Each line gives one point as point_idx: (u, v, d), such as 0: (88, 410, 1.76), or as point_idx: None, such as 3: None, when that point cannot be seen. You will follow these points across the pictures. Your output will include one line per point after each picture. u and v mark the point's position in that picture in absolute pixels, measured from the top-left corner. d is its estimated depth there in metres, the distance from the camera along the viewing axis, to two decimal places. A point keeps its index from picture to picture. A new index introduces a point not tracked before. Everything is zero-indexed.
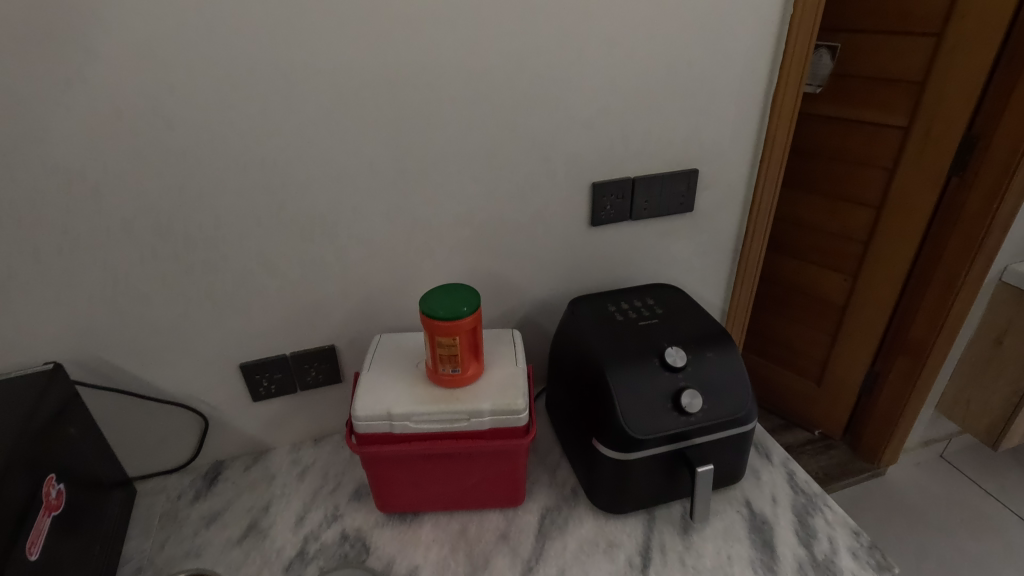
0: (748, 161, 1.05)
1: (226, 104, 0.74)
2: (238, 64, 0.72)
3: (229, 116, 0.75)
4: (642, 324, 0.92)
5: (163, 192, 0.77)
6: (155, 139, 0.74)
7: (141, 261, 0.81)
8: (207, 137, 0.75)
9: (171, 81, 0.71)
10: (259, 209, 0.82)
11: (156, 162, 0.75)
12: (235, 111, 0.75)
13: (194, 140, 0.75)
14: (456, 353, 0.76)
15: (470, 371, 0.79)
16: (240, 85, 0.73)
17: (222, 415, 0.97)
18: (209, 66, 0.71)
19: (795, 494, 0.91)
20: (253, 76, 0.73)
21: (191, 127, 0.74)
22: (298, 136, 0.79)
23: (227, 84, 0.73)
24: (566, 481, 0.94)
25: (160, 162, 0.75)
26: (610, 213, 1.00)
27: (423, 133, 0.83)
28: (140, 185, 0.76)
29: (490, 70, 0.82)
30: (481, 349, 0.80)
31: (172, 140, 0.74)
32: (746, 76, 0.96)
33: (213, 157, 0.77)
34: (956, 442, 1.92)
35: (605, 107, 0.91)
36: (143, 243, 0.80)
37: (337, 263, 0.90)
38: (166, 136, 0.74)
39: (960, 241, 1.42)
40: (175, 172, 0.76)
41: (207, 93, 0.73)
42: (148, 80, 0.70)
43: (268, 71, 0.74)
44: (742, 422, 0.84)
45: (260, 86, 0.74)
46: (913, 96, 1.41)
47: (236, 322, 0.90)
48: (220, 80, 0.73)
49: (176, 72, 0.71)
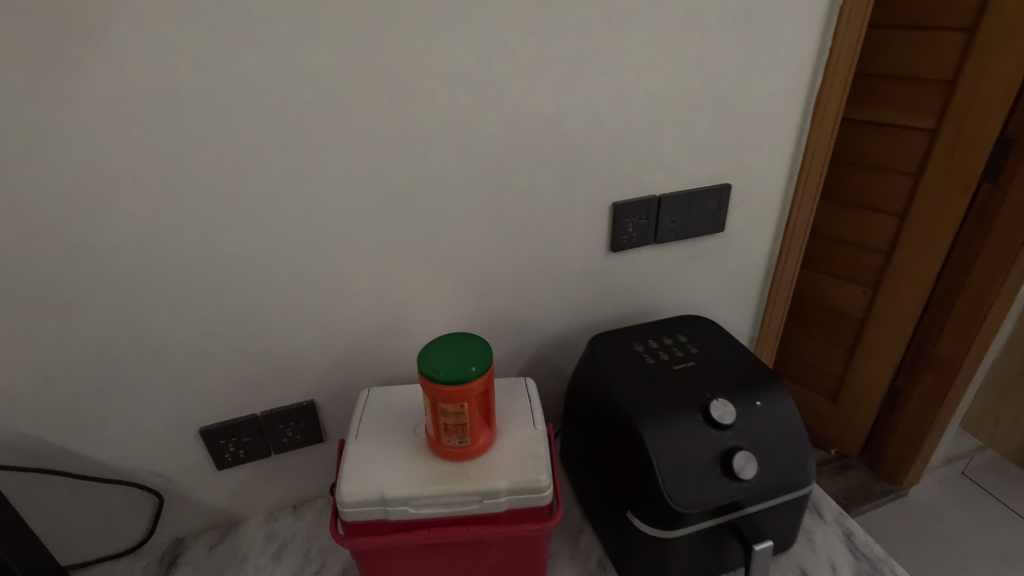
0: (785, 174, 0.92)
1: (172, 120, 0.59)
2: (185, 71, 0.58)
3: (176, 134, 0.60)
4: (676, 368, 0.79)
5: (95, 229, 0.62)
6: (83, 164, 0.59)
7: (71, 314, 0.65)
8: (149, 162, 0.61)
9: (101, 92, 0.56)
10: (219, 246, 0.67)
11: (84, 193, 0.60)
12: (183, 130, 0.60)
13: (132, 165, 0.60)
14: (464, 421, 0.62)
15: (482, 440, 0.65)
16: (187, 98, 0.59)
17: (181, 488, 0.81)
18: (150, 73, 0.57)
19: (857, 561, 0.79)
20: (206, 86, 0.59)
21: (127, 150, 0.59)
22: (265, 158, 0.64)
23: (171, 97, 0.58)
24: (592, 551, 0.81)
25: (89, 193, 0.60)
26: (632, 236, 0.87)
27: (418, 151, 0.70)
28: (64, 222, 0.61)
29: (496, 75, 0.69)
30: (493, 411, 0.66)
31: (104, 165, 0.59)
32: (787, 78, 0.83)
33: (158, 185, 0.62)
34: (978, 459, 1.83)
35: (628, 116, 0.78)
36: (72, 292, 0.64)
37: (316, 306, 0.75)
38: (96, 161, 0.59)
39: (994, 252, 1.32)
40: (109, 205, 0.61)
41: (148, 106, 0.58)
42: (72, 91, 0.56)
43: (223, 79, 0.59)
44: (800, 485, 0.72)
45: (215, 98, 0.60)
46: (941, 96, 1.30)
47: (195, 380, 0.74)
48: (163, 90, 0.58)
49: (104, 84, 0.56)
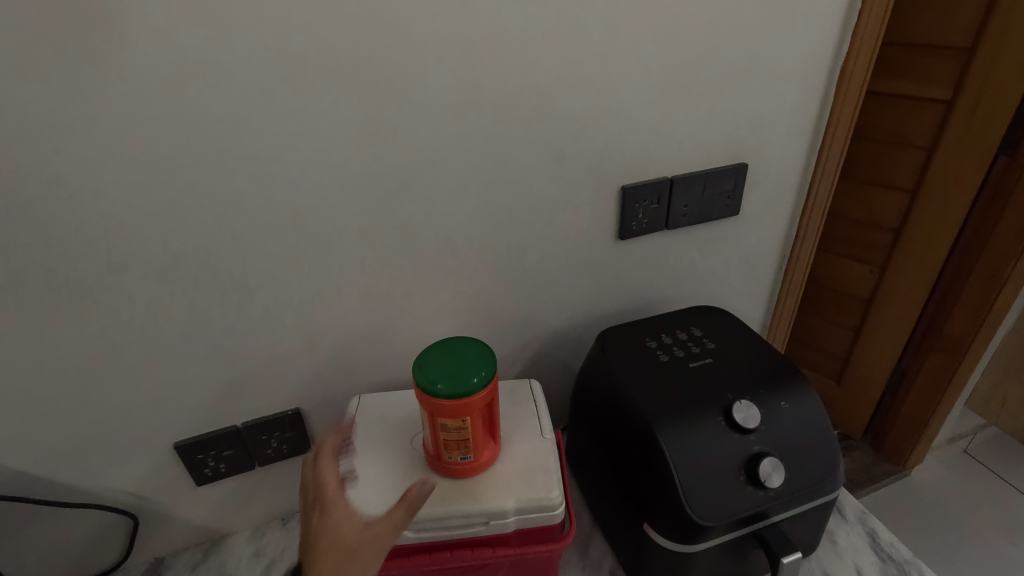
0: (804, 151, 0.86)
1: (117, 101, 0.51)
2: (133, 44, 0.49)
3: (127, 119, 0.52)
4: (693, 366, 0.73)
5: (38, 231, 0.54)
6: (16, 156, 0.51)
7: (18, 326, 0.58)
8: (97, 151, 0.53)
9: (30, 68, 0.48)
10: (183, 244, 0.59)
11: (22, 190, 0.52)
12: (134, 114, 0.52)
13: (76, 156, 0.52)
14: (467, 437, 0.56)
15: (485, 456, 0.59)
16: (136, 75, 0.51)
17: (158, 506, 0.75)
18: (90, 46, 0.49)
19: (884, 564, 0.75)
20: (157, 60, 0.51)
21: (69, 138, 0.51)
22: (232, 142, 0.56)
23: (117, 75, 0.50)
24: (603, 561, 0.76)
25: (27, 187, 0.52)
26: (642, 222, 0.80)
27: (407, 133, 0.62)
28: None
29: (493, 44, 0.61)
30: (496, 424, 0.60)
31: (41, 155, 0.51)
32: (810, 44, 0.76)
33: (109, 178, 0.54)
34: (981, 436, 1.81)
35: (639, 89, 0.70)
36: (16, 302, 0.56)
37: (298, 308, 0.68)
38: (32, 152, 0.51)
39: (1010, 229, 1.26)
40: (52, 203, 0.53)
41: (89, 84, 0.50)
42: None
43: (178, 52, 0.51)
44: (827, 490, 0.67)
45: (168, 74, 0.51)
46: (959, 65, 1.22)
47: (166, 392, 0.67)
48: (108, 66, 0.50)
49: (35, 60, 0.48)
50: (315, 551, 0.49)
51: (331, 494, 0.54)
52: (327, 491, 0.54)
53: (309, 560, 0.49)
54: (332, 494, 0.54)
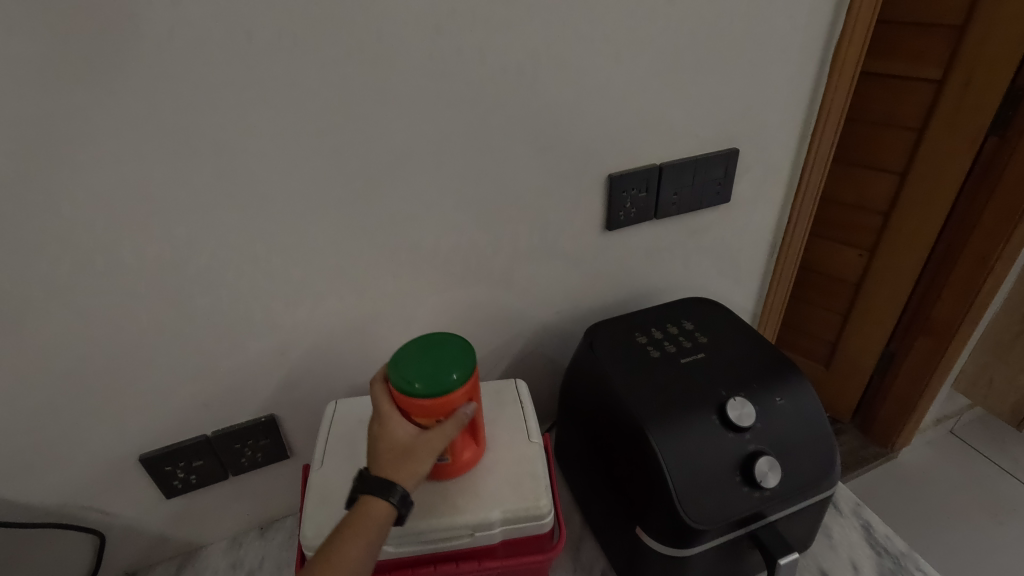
0: (796, 134, 0.82)
1: (53, 95, 0.46)
2: (68, 30, 0.44)
3: (66, 113, 0.47)
4: (686, 361, 0.70)
5: None
6: None
7: None
8: (33, 150, 0.47)
9: None
10: (138, 248, 0.55)
11: None
12: (73, 107, 0.47)
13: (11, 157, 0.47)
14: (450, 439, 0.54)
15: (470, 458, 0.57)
16: (73, 64, 0.45)
17: (127, 522, 0.71)
18: (18, 34, 0.43)
19: (878, 558, 0.73)
20: (97, 49, 0.45)
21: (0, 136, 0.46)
22: (186, 136, 0.51)
23: (51, 64, 0.45)
24: (594, 563, 0.74)
25: None
26: (631, 212, 0.76)
27: (376, 122, 0.57)
28: None
29: (467, 25, 0.56)
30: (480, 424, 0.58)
31: None
32: (805, 22, 0.72)
33: (49, 179, 0.49)
34: (966, 417, 1.82)
35: (625, 73, 0.66)
36: None
37: (266, 312, 0.64)
38: None
39: (999, 211, 1.24)
40: None
41: (19, 76, 0.44)
42: None
43: (119, 39, 0.46)
44: (824, 487, 0.65)
45: (110, 64, 0.46)
46: (949, 43, 1.19)
47: (129, 406, 0.63)
48: (40, 55, 0.44)
49: None
50: (378, 455, 0.50)
51: (382, 403, 0.52)
52: (377, 400, 0.53)
53: (375, 464, 0.50)
54: (382, 400, 0.52)
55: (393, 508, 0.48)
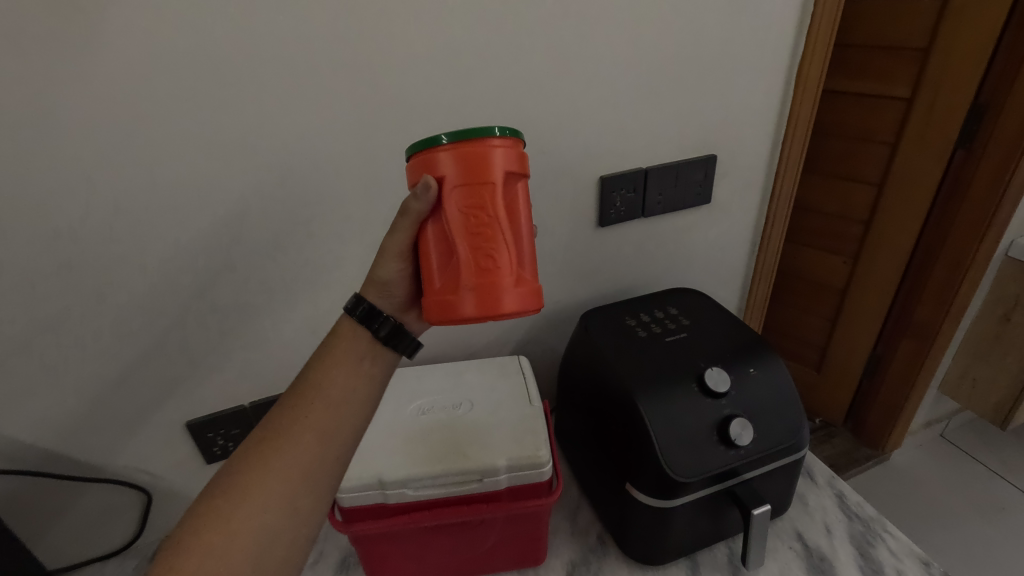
0: (768, 141, 0.92)
1: (150, 107, 0.58)
2: (165, 57, 0.56)
3: (158, 122, 0.59)
4: (670, 340, 0.79)
5: (76, 222, 0.60)
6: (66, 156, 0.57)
7: (55, 313, 0.63)
8: (130, 151, 0.59)
9: (77, 78, 0.54)
10: (201, 235, 0.66)
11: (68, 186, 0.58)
12: (164, 117, 0.58)
13: (113, 157, 0.58)
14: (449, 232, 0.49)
15: (472, 280, 0.48)
16: (167, 83, 0.57)
17: (171, 482, 0.80)
18: (128, 59, 0.55)
19: (850, 521, 0.81)
20: (185, 72, 0.57)
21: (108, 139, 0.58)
22: (244, 139, 0.63)
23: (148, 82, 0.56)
24: (590, 526, 0.81)
25: (71, 183, 0.58)
26: (620, 210, 0.86)
27: (398, 129, 0.68)
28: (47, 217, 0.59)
29: (474, 48, 0.67)
30: (498, 244, 0.48)
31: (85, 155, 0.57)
32: (769, 45, 0.83)
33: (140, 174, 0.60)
34: (955, 420, 1.89)
35: (612, 89, 0.77)
36: (56, 289, 0.62)
37: (301, 292, 0.74)
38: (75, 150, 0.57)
39: (969, 216, 1.32)
40: (91, 198, 0.60)
41: (124, 91, 0.56)
42: (49, 76, 0.53)
43: (202, 64, 0.57)
44: (794, 450, 0.72)
45: (195, 83, 0.58)
46: (915, 65, 1.30)
47: (183, 374, 0.73)
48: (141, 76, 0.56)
49: (86, 73, 0.54)
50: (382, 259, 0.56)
51: None
52: None
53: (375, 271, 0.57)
54: None
55: (347, 308, 0.54)
